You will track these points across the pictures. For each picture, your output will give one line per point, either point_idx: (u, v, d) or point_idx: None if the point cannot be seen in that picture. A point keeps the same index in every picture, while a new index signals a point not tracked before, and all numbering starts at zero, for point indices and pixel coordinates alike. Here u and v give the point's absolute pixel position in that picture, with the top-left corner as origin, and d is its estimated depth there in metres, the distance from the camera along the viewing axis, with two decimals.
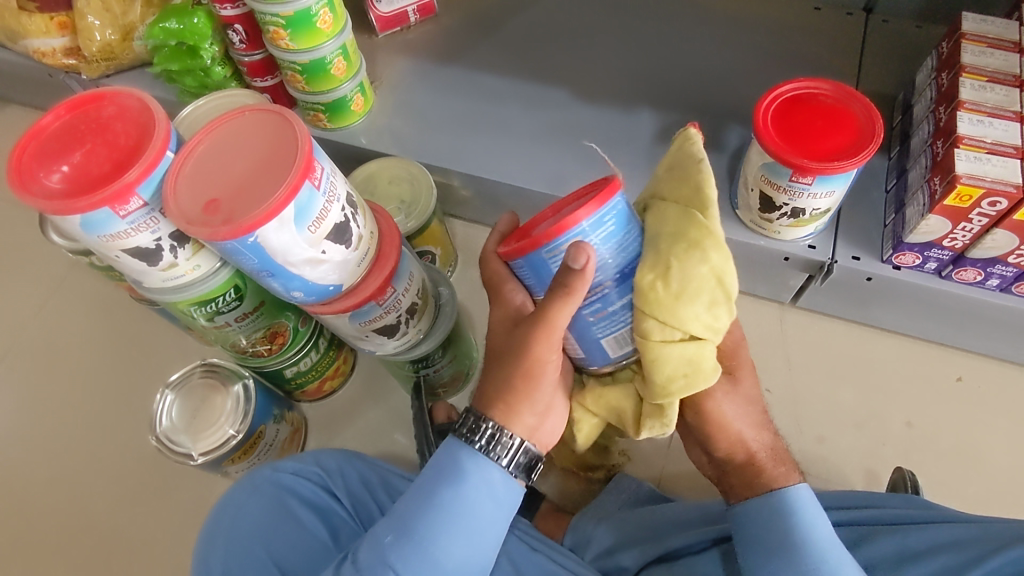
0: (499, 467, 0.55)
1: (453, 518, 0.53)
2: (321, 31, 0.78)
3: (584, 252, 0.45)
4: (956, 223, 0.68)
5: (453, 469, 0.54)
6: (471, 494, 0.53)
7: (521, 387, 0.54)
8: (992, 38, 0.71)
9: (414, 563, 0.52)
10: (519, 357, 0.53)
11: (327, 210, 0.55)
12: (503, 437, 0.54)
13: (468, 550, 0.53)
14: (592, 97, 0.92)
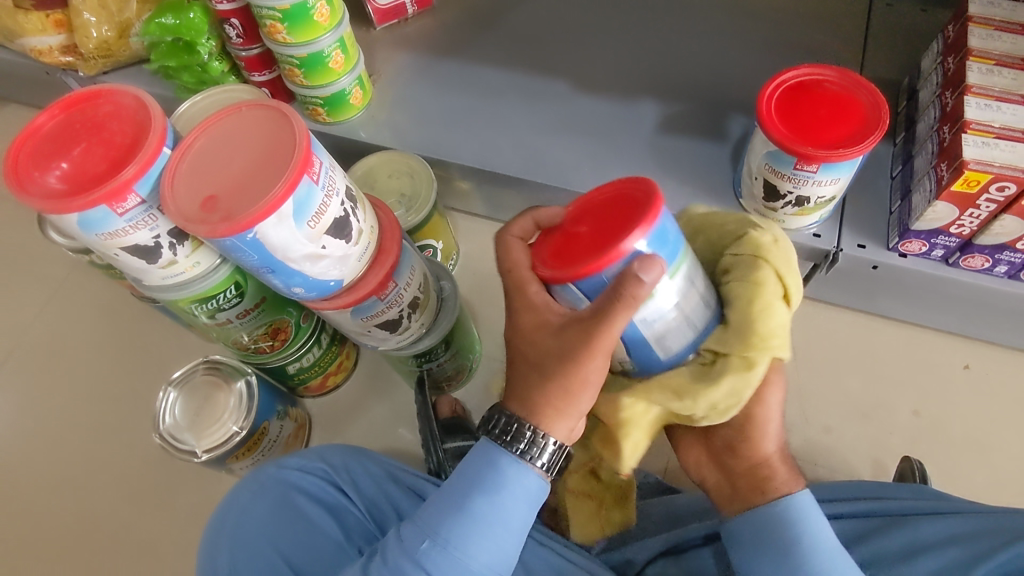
0: (534, 471, 0.54)
1: (487, 524, 0.52)
2: (317, 24, 0.77)
3: (651, 271, 0.46)
4: (963, 210, 0.67)
5: (489, 474, 0.53)
6: (506, 501, 0.53)
7: (557, 396, 0.53)
8: (999, 21, 0.69)
9: (445, 568, 0.51)
10: (558, 369, 0.51)
11: (326, 204, 0.55)
12: (540, 441, 0.53)
13: (498, 555, 0.53)
14: (592, 88, 0.91)
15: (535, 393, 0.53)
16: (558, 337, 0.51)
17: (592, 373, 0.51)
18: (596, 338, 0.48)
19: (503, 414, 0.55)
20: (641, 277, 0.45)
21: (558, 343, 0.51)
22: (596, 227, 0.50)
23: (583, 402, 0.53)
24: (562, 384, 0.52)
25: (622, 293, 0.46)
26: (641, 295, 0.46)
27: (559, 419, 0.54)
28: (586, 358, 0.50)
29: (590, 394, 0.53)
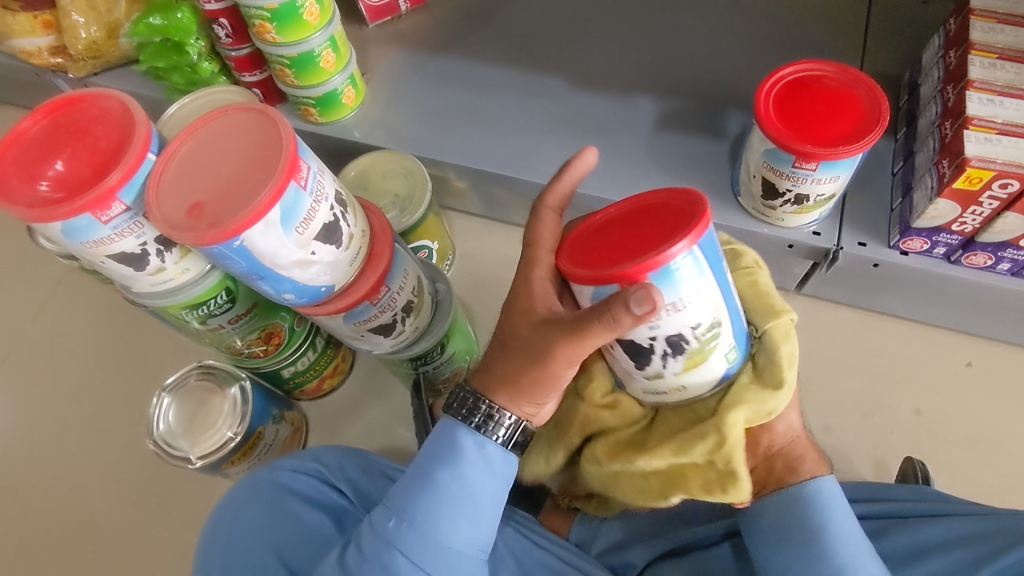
0: (494, 444, 0.56)
1: (454, 498, 0.54)
2: (308, 23, 0.76)
3: (648, 305, 0.43)
4: (965, 207, 0.65)
5: (450, 451, 0.55)
6: (469, 473, 0.55)
7: (519, 385, 0.55)
8: (1001, 14, 0.68)
9: (418, 545, 0.53)
10: (523, 358, 0.54)
11: (315, 210, 0.54)
12: (498, 416, 0.55)
13: (470, 527, 0.55)
14: (588, 84, 0.89)
15: (502, 374, 0.56)
16: (531, 328, 0.53)
17: (552, 372, 0.52)
18: (567, 341, 0.49)
19: (459, 393, 0.57)
20: (632, 309, 0.43)
21: (529, 335, 0.53)
22: (634, 233, 0.46)
23: (546, 391, 0.55)
24: (525, 375, 0.54)
25: (611, 314, 0.44)
26: (623, 323, 0.44)
27: (509, 399, 0.56)
28: (548, 354, 0.51)
29: (556, 386, 0.55)
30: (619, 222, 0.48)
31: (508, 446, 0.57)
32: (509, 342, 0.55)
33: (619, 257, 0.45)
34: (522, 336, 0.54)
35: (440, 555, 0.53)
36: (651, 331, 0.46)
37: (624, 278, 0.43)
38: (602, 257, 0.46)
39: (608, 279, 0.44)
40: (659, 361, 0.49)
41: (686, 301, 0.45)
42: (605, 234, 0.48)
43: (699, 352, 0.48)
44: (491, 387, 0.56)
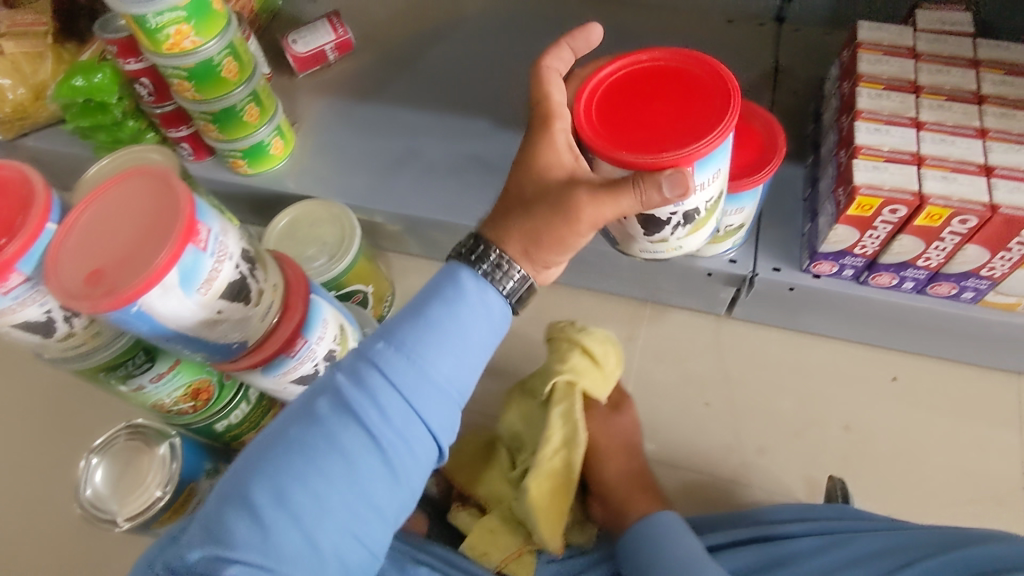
0: (497, 293, 0.55)
1: (447, 335, 0.52)
2: (226, 80, 0.77)
3: (681, 189, 0.50)
4: (863, 232, 0.68)
5: (450, 288, 0.54)
6: (466, 315, 0.53)
7: (541, 241, 0.56)
8: (886, 46, 0.71)
9: (400, 369, 0.50)
10: (550, 212, 0.55)
11: (217, 269, 0.54)
12: (499, 260, 0.55)
13: (457, 367, 0.53)
14: (512, 126, 0.92)
15: (521, 226, 0.56)
16: (560, 185, 0.55)
17: (576, 229, 0.55)
18: (597, 197, 0.52)
19: (471, 238, 0.56)
20: (666, 189, 0.50)
21: (558, 192, 0.55)
22: (660, 112, 0.53)
23: (559, 252, 0.56)
24: (549, 231, 0.55)
25: (643, 185, 0.51)
26: (654, 198, 0.51)
27: (522, 253, 0.56)
28: (579, 211, 0.54)
29: (569, 248, 0.57)
30: (643, 99, 0.54)
31: (510, 302, 0.56)
32: (529, 201, 0.57)
33: (652, 142, 0.51)
34: (547, 191, 0.55)
35: (423, 390, 0.51)
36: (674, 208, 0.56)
37: (662, 166, 0.50)
38: (630, 136, 0.52)
39: (648, 165, 0.51)
40: (670, 230, 0.59)
41: (711, 180, 0.55)
42: (623, 112, 0.54)
43: (704, 219, 0.59)
44: (504, 237, 0.56)
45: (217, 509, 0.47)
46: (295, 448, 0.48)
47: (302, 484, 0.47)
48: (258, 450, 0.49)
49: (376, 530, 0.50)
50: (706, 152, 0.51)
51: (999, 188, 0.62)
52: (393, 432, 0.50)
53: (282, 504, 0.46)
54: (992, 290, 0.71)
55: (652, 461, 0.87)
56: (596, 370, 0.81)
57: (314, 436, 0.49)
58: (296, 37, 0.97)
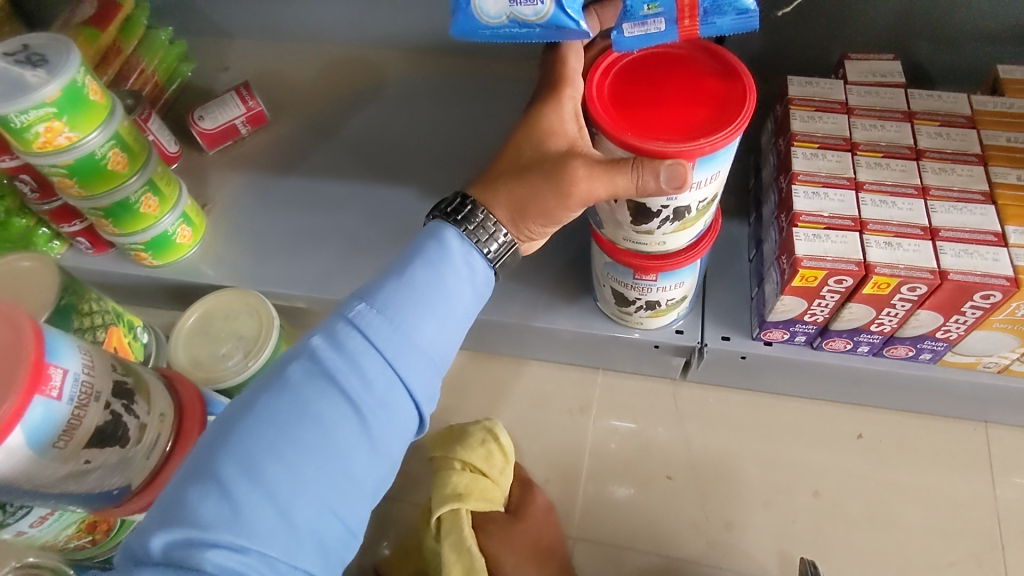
0: (480, 257, 0.54)
1: (429, 295, 0.50)
2: (116, 173, 0.71)
3: (678, 183, 0.50)
4: (810, 301, 0.64)
5: (432, 247, 0.52)
6: (449, 275, 0.52)
7: (529, 210, 0.56)
8: (818, 102, 0.69)
9: (382, 332, 0.48)
10: (542, 180, 0.54)
11: (79, 416, 0.48)
12: (482, 219, 0.54)
13: (440, 331, 0.50)
14: (440, 194, 0.86)
15: (511, 191, 0.56)
16: (558, 154, 0.55)
17: (566, 204, 0.55)
18: (593, 172, 0.52)
19: (456, 199, 0.56)
20: (664, 179, 0.50)
21: (554, 161, 0.54)
22: (671, 105, 0.53)
23: (546, 222, 0.57)
24: (538, 199, 0.55)
25: (642, 173, 0.50)
26: (649, 186, 0.50)
27: (509, 219, 0.56)
28: (573, 183, 0.53)
29: (557, 220, 0.57)
30: (653, 91, 0.54)
31: (492, 267, 0.55)
32: (527, 164, 0.56)
33: (659, 131, 0.51)
34: (544, 156, 0.55)
35: (405, 354, 0.48)
36: (668, 201, 0.54)
37: (665, 156, 0.50)
38: (637, 123, 0.52)
39: (651, 151, 0.50)
40: (659, 224, 0.57)
41: (709, 179, 0.53)
42: (636, 98, 0.53)
43: (692, 220, 0.57)
44: (492, 200, 0.56)
45: (182, 488, 0.43)
46: (267, 417, 0.44)
47: (275, 456, 0.43)
48: (224, 423, 0.45)
49: (354, 508, 0.46)
50: (710, 151, 0.50)
51: (945, 251, 0.59)
52: (373, 399, 0.47)
53: (254, 479, 0.42)
54: (949, 351, 0.68)
55: (611, 547, 0.78)
56: (481, 481, 0.76)
57: (287, 404, 0.45)
58: (202, 113, 0.91)
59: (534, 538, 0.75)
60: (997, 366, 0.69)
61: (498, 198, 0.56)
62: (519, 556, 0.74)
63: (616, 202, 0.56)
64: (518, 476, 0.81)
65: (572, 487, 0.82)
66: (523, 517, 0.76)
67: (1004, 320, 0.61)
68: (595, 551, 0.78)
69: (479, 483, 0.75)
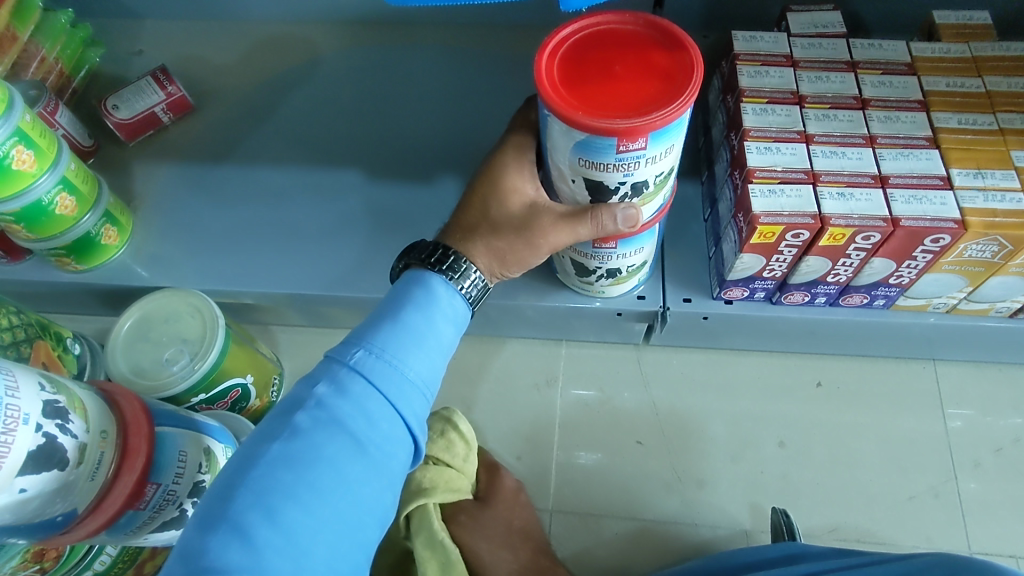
0: (459, 296, 0.55)
1: (423, 336, 0.51)
2: (22, 173, 0.64)
3: (630, 220, 0.55)
4: (768, 257, 0.64)
5: (419, 293, 0.53)
6: (437, 319, 0.52)
7: (506, 258, 0.60)
8: (764, 56, 0.68)
9: (384, 377, 0.48)
10: (516, 234, 0.58)
11: (10, 443, 0.43)
12: (465, 266, 0.55)
13: (432, 368, 0.51)
14: (386, 175, 0.83)
15: (489, 243, 0.59)
16: (526, 207, 0.58)
17: (540, 252, 0.60)
18: (559, 224, 0.57)
19: (434, 246, 0.56)
20: (619, 218, 0.55)
21: (524, 214, 0.58)
22: (619, 79, 0.50)
23: (514, 267, 0.61)
24: (515, 249, 0.59)
25: (599, 216, 0.55)
26: (607, 225, 0.56)
27: (487, 267, 0.59)
28: (544, 235, 0.58)
29: (522, 265, 0.62)
30: (602, 64, 0.51)
31: (471, 306, 0.57)
32: (499, 218, 0.59)
33: (609, 107, 0.49)
34: (514, 212, 0.58)
35: (404, 393, 0.48)
36: (623, 177, 0.53)
37: (614, 132, 0.48)
38: (585, 99, 0.49)
39: (599, 130, 0.48)
40: (617, 201, 0.56)
41: (663, 154, 0.52)
42: (581, 73, 0.51)
43: (651, 194, 0.56)
44: (471, 252, 0.58)
45: (199, 539, 0.40)
46: (278, 463, 0.43)
47: (292, 499, 0.42)
48: (231, 473, 0.43)
49: (367, 541, 0.45)
50: (662, 124, 0.48)
51: (896, 198, 0.60)
52: (378, 438, 0.46)
53: (273, 522, 0.41)
54: (901, 295, 0.69)
55: (589, 516, 0.79)
56: (445, 472, 0.74)
57: (298, 450, 0.43)
58: (117, 102, 0.84)
59: (507, 520, 0.75)
60: (945, 307, 0.71)
61: (471, 246, 0.59)
62: (494, 543, 0.73)
63: (574, 181, 0.55)
64: (485, 460, 0.80)
65: (544, 462, 0.82)
66: (494, 501, 0.76)
67: (953, 262, 0.63)
68: (573, 523, 0.78)
69: (445, 471, 0.74)
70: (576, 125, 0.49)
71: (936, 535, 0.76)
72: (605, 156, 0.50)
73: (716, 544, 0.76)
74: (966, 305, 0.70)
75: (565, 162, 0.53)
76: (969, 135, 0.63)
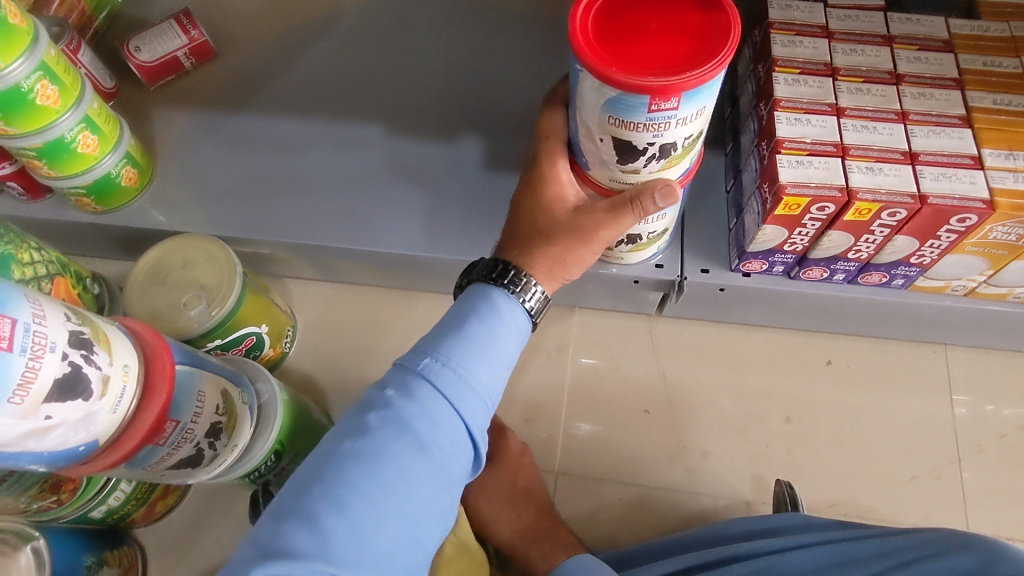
0: (521, 309, 0.55)
1: (487, 347, 0.52)
2: (46, 108, 0.64)
3: (674, 199, 0.55)
4: (792, 229, 0.64)
5: (484, 306, 0.54)
6: (500, 331, 0.53)
7: (566, 261, 0.60)
8: (799, 25, 0.67)
9: (449, 385, 0.49)
10: (570, 239, 0.59)
11: (36, 368, 0.44)
12: (527, 280, 0.56)
13: (493, 378, 0.52)
14: (407, 130, 0.82)
15: (547, 253, 0.59)
16: (575, 212, 0.59)
17: (596, 247, 0.60)
18: (608, 221, 0.58)
19: (496, 262, 0.57)
20: (660, 200, 0.55)
21: (570, 218, 0.59)
22: (654, 36, 0.50)
23: (574, 270, 0.62)
24: (571, 252, 0.59)
25: (640, 202, 0.56)
26: (651, 210, 0.56)
27: (545, 274, 0.59)
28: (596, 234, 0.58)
29: (583, 265, 0.62)
30: (638, 21, 0.50)
31: (531, 319, 0.57)
32: (551, 229, 0.59)
33: (643, 65, 0.48)
34: (565, 220, 0.59)
35: (467, 401, 0.50)
36: (653, 138, 0.52)
37: (647, 90, 0.47)
38: (620, 55, 0.49)
39: (633, 87, 0.47)
40: (643, 163, 0.55)
41: (693, 115, 0.51)
42: (616, 29, 0.50)
43: (679, 156, 0.56)
44: (530, 263, 0.59)
45: (273, 526, 0.42)
46: (348, 459, 0.45)
47: (359, 493, 0.44)
48: (306, 468, 0.45)
49: (425, 540, 0.47)
50: (697, 84, 0.48)
51: (925, 175, 0.59)
52: (441, 441, 0.48)
53: (341, 513, 0.43)
54: (921, 275, 0.69)
55: (594, 480, 0.80)
56: None
57: (367, 448, 0.45)
58: (139, 44, 0.83)
59: (516, 476, 0.76)
60: (963, 290, 0.71)
61: (529, 259, 0.59)
62: (498, 501, 0.75)
63: (602, 140, 0.55)
64: (492, 422, 0.80)
65: (552, 426, 0.83)
66: (501, 459, 0.77)
67: (976, 243, 0.62)
68: (577, 486, 0.79)
69: None
70: (610, 81, 0.48)
71: (934, 515, 0.77)
72: (636, 114, 0.50)
73: (718, 512, 0.77)
74: (985, 288, 0.70)
75: (594, 120, 0.53)
76: (1003, 116, 0.62)
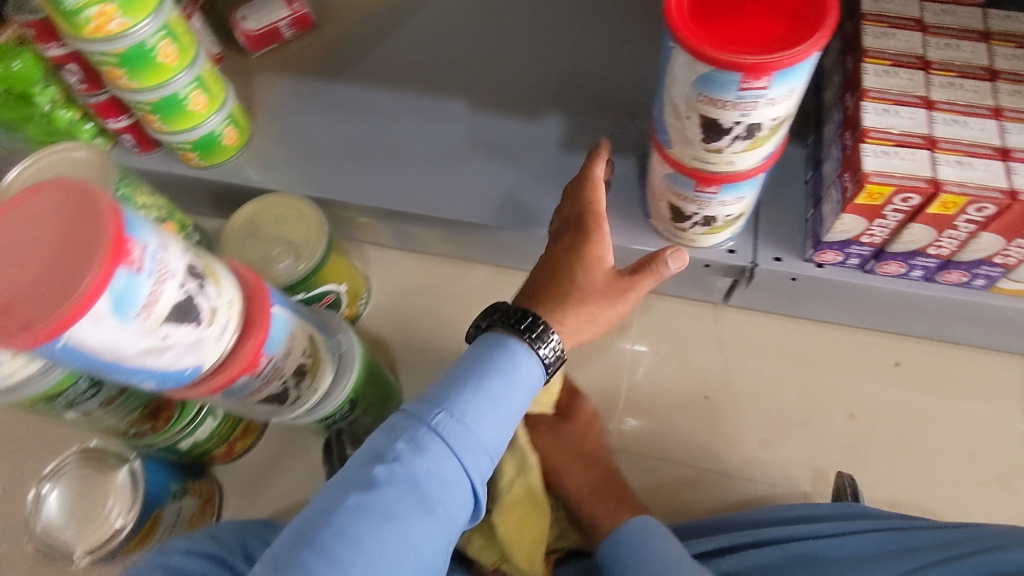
0: (533, 364, 0.56)
1: (498, 402, 0.53)
2: (165, 66, 0.69)
3: (683, 257, 0.61)
4: (871, 220, 0.64)
5: (500, 360, 0.54)
6: (513, 389, 0.54)
7: (595, 320, 0.60)
8: (891, 18, 0.67)
9: (459, 441, 0.50)
10: (603, 299, 0.59)
11: (159, 290, 0.48)
12: (548, 331, 0.56)
13: (498, 434, 0.53)
14: (491, 106, 0.85)
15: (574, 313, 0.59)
16: (605, 273, 0.60)
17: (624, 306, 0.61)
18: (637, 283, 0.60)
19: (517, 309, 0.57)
20: (672, 259, 0.61)
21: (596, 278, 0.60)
22: (750, 16, 0.51)
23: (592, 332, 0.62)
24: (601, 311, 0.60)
25: (657, 266, 0.61)
26: (667, 273, 0.61)
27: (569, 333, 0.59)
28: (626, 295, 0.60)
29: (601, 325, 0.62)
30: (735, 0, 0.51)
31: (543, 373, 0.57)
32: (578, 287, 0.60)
33: (738, 43, 0.49)
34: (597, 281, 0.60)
35: (474, 458, 0.50)
36: (740, 117, 0.53)
37: (741, 67, 0.48)
38: (715, 33, 0.50)
39: (727, 64, 0.49)
40: (729, 142, 0.57)
41: (783, 97, 0.52)
42: (713, 8, 0.51)
43: (765, 137, 0.57)
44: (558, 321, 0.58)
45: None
46: (355, 514, 0.45)
47: (364, 549, 0.43)
48: (307, 518, 0.45)
49: None
50: (791, 63, 0.48)
51: (1017, 172, 0.58)
52: (446, 500, 0.48)
53: (343, 566, 0.42)
54: (1004, 277, 0.68)
55: (649, 459, 0.81)
56: None
57: (375, 504, 0.45)
58: (247, 13, 0.89)
59: (574, 445, 0.78)
60: None
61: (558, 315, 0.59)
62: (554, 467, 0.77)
63: (689, 117, 0.56)
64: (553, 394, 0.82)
65: (610, 403, 0.84)
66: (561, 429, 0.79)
67: None
68: (632, 463, 0.81)
69: None
70: (704, 57, 0.49)
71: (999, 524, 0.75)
72: (726, 92, 0.51)
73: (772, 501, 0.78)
74: None
75: (683, 97, 0.55)
76: None
